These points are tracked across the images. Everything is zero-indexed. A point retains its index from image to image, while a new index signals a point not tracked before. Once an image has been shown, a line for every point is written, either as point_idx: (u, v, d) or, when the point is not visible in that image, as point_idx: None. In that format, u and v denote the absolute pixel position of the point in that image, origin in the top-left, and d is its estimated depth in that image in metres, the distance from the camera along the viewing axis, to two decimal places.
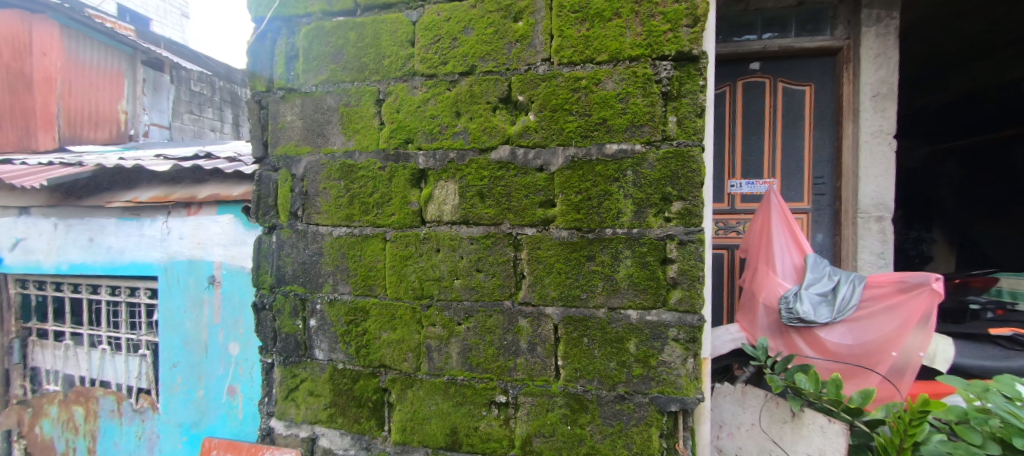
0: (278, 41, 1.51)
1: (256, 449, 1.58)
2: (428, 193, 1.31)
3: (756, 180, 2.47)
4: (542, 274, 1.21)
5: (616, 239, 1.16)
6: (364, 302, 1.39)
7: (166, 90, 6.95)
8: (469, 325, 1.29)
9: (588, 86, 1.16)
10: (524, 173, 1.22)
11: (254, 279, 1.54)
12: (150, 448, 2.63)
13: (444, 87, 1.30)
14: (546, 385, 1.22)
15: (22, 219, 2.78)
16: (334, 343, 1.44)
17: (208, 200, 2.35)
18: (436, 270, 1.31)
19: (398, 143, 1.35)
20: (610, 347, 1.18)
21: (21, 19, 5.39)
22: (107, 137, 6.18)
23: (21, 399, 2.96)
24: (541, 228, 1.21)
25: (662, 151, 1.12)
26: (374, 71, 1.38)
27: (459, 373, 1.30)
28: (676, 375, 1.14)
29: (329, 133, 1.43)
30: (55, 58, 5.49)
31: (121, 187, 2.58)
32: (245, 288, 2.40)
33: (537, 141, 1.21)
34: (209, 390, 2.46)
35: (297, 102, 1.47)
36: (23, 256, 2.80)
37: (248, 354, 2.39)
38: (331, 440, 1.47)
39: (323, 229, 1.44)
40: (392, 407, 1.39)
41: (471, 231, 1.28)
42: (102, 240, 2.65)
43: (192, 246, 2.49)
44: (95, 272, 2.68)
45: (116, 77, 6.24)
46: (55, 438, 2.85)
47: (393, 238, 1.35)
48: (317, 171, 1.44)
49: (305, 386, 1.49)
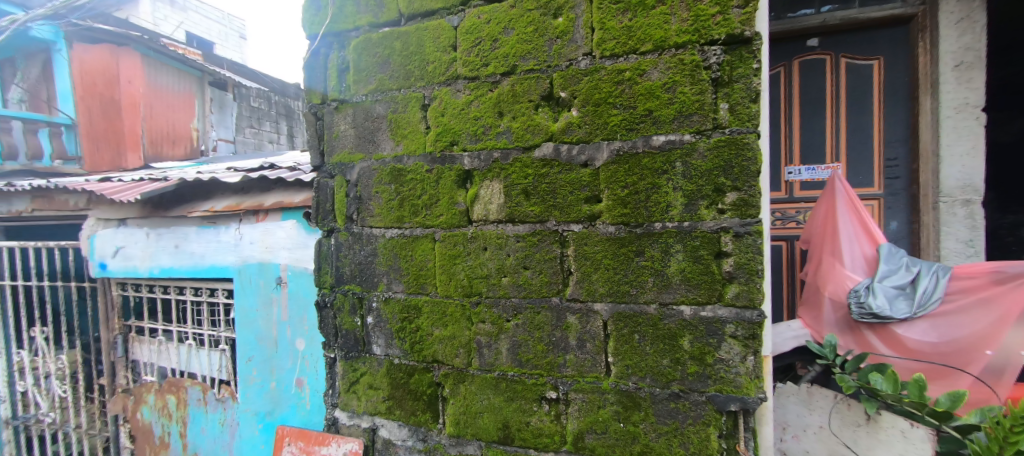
0: (331, 56, 1.61)
1: (323, 438, 1.70)
2: (474, 193, 1.35)
3: (817, 165, 2.30)
4: (589, 270, 1.21)
5: (666, 233, 1.13)
6: (416, 300, 1.46)
7: (230, 107, 7.62)
8: (518, 321, 1.31)
9: (633, 78, 1.14)
10: (569, 170, 1.22)
11: (316, 280, 1.65)
12: (232, 434, 2.91)
13: (486, 89, 1.33)
14: (597, 382, 1.22)
15: (121, 229, 3.16)
16: (390, 339, 1.52)
17: (274, 207, 2.55)
18: (484, 268, 1.34)
19: (444, 146, 1.39)
20: (663, 344, 1.15)
21: (110, 52, 6.07)
22: (183, 153, 6.87)
23: (125, 388, 3.35)
24: (588, 225, 1.21)
25: (714, 140, 1.08)
26: (420, 77, 1.43)
27: (510, 369, 1.33)
28: (735, 374, 1.09)
29: (379, 139, 1.50)
30: (138, 84, 6.15)
31: (199, 198, 2.85)
32: (309, 287, 2.59)
33: (581, 137, 1.20)
34: (280, 381, 2.69)
35: (349, 112, 1.56)
36: (123, 262, 3.17)
37: (313, 350, 2.58)
38: (390, 431, 1.55)
39: (377, 231, 1.52)
40: (445, 401, 1.44)
41: (518, 229, 1.29)
42: (187, 247, 2.95)
43: (261, 250, 2.71)
44: (181, 276, 2.98)
45: (188, 98, 6.89)
46: (154, 423, 3.22)
47: (442, 238, 1.40)
48: (369, 176, 1.52)
49: (365, 379, 1.58)
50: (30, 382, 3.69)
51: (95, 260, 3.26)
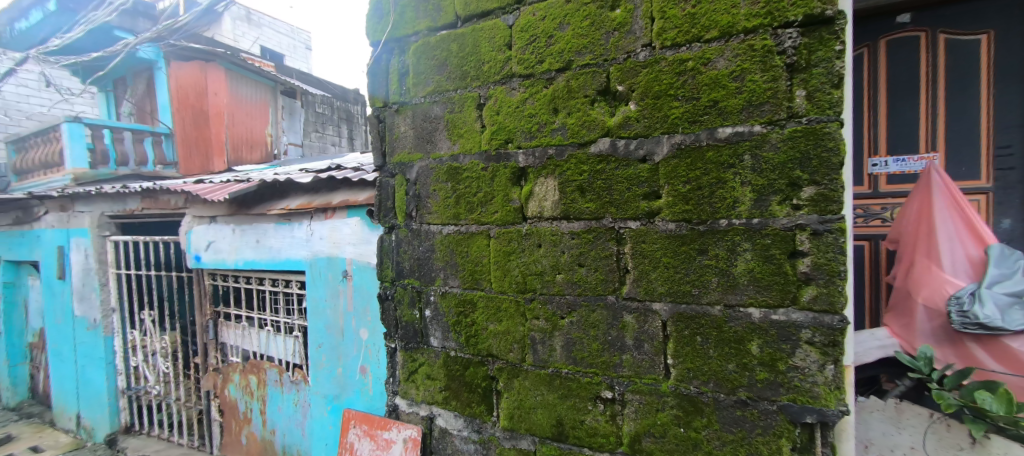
0: (391, 61, 1.69)
1: (384, 423, 1.79)
2: (529, 190, 1.35)
3: (908, 156, 2.07)
4: (647, 268, 1.18)
5: (732, 231, 1.07)
6: (472, 295, 1.49)
7: (299, 113, 8.26)
8: (573, 319, 1.30)
9: (696, 67, 1.09)
10: (626, 165, 1.19)
11: (379, 273, 1.75)
12: (304, 414, 3.18)
13: (541, 86, 1.33)
14: (655, 384, 1.18)
15: (212, 226, 3.54)
16: (446, 332, 1.57)
17: (341, 205, 2.74)
18: (539, 265, 1.35)
19: (499, 144, 1.41)
20: (728, 348, 1.09)
21: (200, 68, 6.82)
22: (258, 158, 7.52)
23: (215, 367, 3.74)
24: (646, 221, 1.17)
25: (788, 130, 1.00)
26: (475, 77, 1.47)
27: (565, 366, 1.32)
28: (811, 383, 1.01)
29: (436, 139, 1.56)
30: (223, 96, 6.83)
31: (276, 197, 3.12)
32: (372, 281, 2.75)
33: (638, 131, 1.17)
34: (346, 367, 2.89)
35: (408, 114, 1.63)
36: (213, 254, 3.55)
37: (375, 340, 2.74)
38: (447, 420, 1.60)
39: (434, 228, 1.58)
40: (499, 395, 1.46)
41: (572, 226, 1.28)
42: (266, 242, 3.25)
43: (329, 245, 2.91)
44: (261, 268, 3.28)
45: (263, 106, 7.55)
46: (239, 399, 3.58)
47: (497, 235, 1.42)
48: (427, 175, 1.58)
49: (423, 370, 1.65)
50: (141, 358, 4.24)
51: (191, 253, 3.67)
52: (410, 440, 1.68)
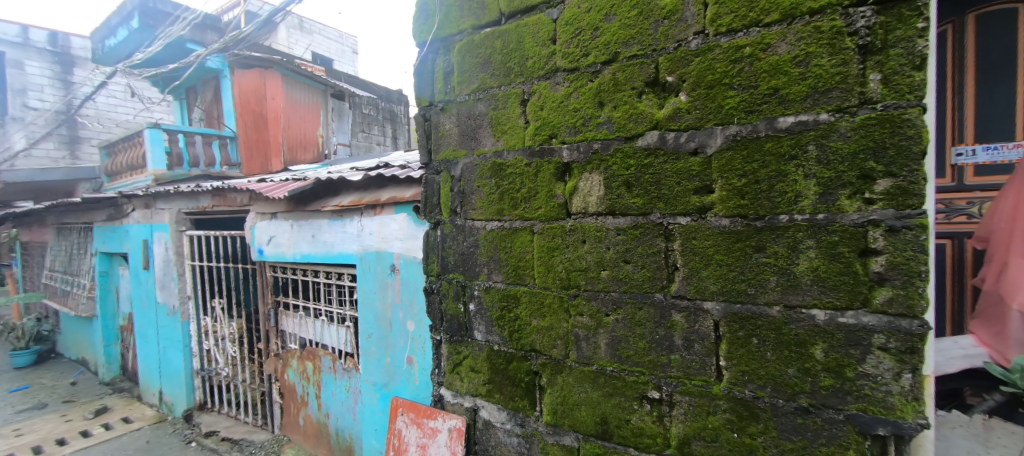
0: (437, 61, 1.73)
1: (430, 412, 1.86)
2: (573, 186, 1.34)
3: (1000, 144, 1.97)
4: (698, 266, 1.13)
5: (794, 227, 1.00)
6: (516, 290, 1.51)
7: (347, 115, 8.70)
8: (618, 316, 1.27)
9: (754, 53, 1.03)
10: (676, 159, 1.15)
11: (424, 268, 1.80)
12: (355, 400, 3.36)
13: (586, 79, 1.31)
14: (706, 387, 1.14)
15: (273, 221, 3.80)
16: (490, 326, 1.60)
17: (389, 201, 2.86)
18: (583, 261, 1.33)
19: (543, 140, 1.41)
20: (788, 351, 1.03)
21: (260, 75, 7.31)
22: (311, 158, 7.94)
23: (275, 352, 4.03)
24: (697, 217, 1.13)
25: (860, 118, 0.92)
26: (519, 73, 1.47)
27: (611, 364, 1.30)
28: (885, 393, 0.93)
29: (481, 136, 1.58)
30: (280, 100, 7.28)
31: (329, 194, 3.30)
32: (418, 275, 2.85)
33: (690, 123, 1.13)
34: (393, 357, 3.01)
35: (453, 112, 1.66)
36: (274, 248, 3.80)
37: (421, 331, 2.84)
38: (490, 413, 1.63)
39: (478, 223, 1.60)
40: (543, 390, 1.47)
41: (618, 222, 1.26)
42: (321, 237, 3.44)
43: (377, 240, 3.04)
44: (317, 261, 3.49)
45: (315, 109, 7.98)
46: (297, 383, 3.84)
47: (541, 230, 1.42)
48: (471, 171, 1.61)
49: (467, 362, 1.69)
50: (212, 342, 4.64)
51: (255, 247, 3.96)
52: (454, 430, 1.72)
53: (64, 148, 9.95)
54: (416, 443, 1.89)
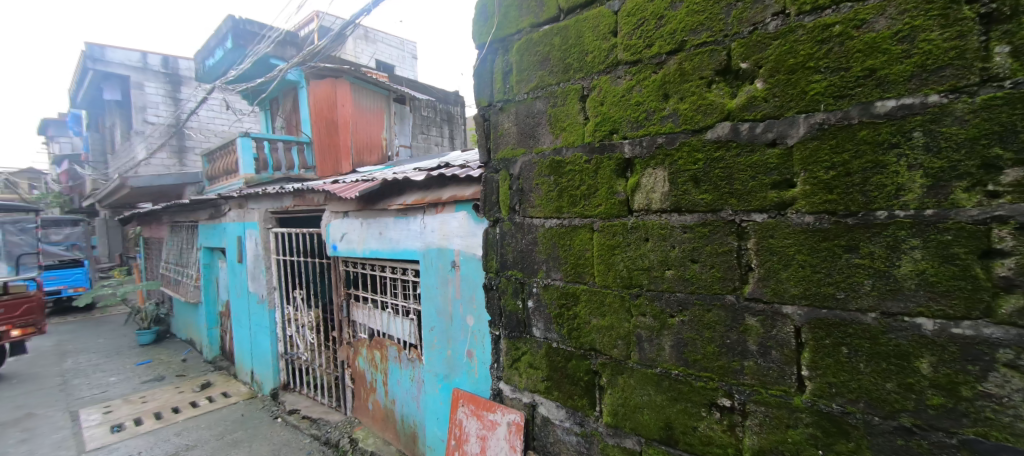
0: (496, 61, 1.75)
1: (490, 405, 1.90)
2: (636, 182, 1.30)
3: None
4: (776, 266, 1.05)
5: (894, 225, 0.89)
6: (575, 288, 1.49)
7: (407, 118, 9.15)
8: (684, 318, 1.22)
9: (845, 32, 0.93)
10: (751, 151, 1.07)
11: (484, 265, 1.83)
12: (419, 389, 3.53)
13: (650, 71, 1.26)
14: (785, 397, 1.05)
15: (345, 220, 4.09)
16: (548, 324, 1.60)
17: (450, 200, 2.96)
18: (646, 260, 1.29)
19: (604, 135, 1.37)
20: (886, 364, 0.92)
21: (330, 84, 7.83)
22: (376, 160, 8.39)
23: (347, 340, 4.34)
24: (775, 214, 1.04)
25: (982, 99, 0.80)
26: (579, 69, 1.45)
27: (677, 367, 1.25)
28: (1012, 417, 0.81)
29: (539, 134, 1.57)
30: (348, 106, 7.76)
31: (395, 194, 3.49)
32: (478, 271, 2.92)
33: (767, 112, 1.04)
34: (454, 350, 3.12)
35: (512, 111, 1.67)
36: (346, 245, 4.09)
37: (481, 326, 2.92)
38: (549, 410, 1.63)
39: (537, 221, 1.60)
40: (603, 391, 1.44)
41: (685, 219, 1.20)
42: (388, 234, 3.64)
43: (439, 237, 3.16)
44: (384, 257, 3.70)
45: (380, 114, 8.42)
46: (367, 370, 4.11)
47: (601, 228, 1.39)
48: (530, 170, 1.61)
49: (526, 358, 1.70)
50: (293, 329, 5.11)
51: (330, 243, 4.28)
52: (513, 424, 1.75)
53: (175, 157, 11.45)
54: (477, 434, 1.95)
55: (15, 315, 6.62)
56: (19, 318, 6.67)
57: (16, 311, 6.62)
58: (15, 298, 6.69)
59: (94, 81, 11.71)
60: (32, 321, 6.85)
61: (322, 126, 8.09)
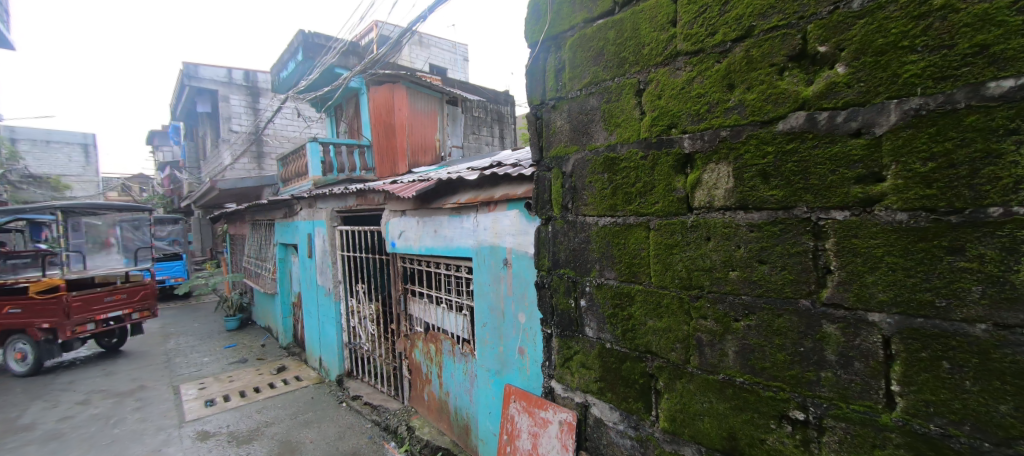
0: (548, 59, 1.73)
1: (542, 402, 1.90)
2: (696, 178, 1.23)
3: None
4: (861, 268, 0.95)
5: (1010, 223, 0.78)
6: (629, 288, 1.45)
7: (459, 119, 9.41)
8: (750, 322, 1.15)
9: (948, 4, 0.82)
10: (831, 142, 0.98)
11: (536, 263, 1.83)
12: (472, 382, 3.62)
13: (712, 61, 1.19)
14: (870, 414, 0.96)
15: (403, 218, 4.28)
16: (602, 323, 1.57)
17: (503, 199, 2.99)
18: (707, 260, 1.22)
19: (661, 130, 1.32)
20: (999, 382, 0.81)
21: (387, 89, 8.15)
22: (431, 160, 8.66)
23: (404, 333, 4.54)
24: (859, 212, 0.95)
25: None
26: (634, 63, 1.40)
27: (742, 375, 1.18)
28: None
29: (593, 131, 1.55)
30: (404, 109, 8.03)
31: (450, 193, 3.60)
32: (530, 269, 2.93)
33: (850, 99, 0.95)
34: (506, 346, 3.16)
35: (564, 109, 1.65)
36: (404, 242, 4.28)
37: (532, 324, 2.93)
38: (602, 411, 1.60)
39: (590, 219, 1.57)
40: (659, 395, 1.39)
41: (751, 217, 1.12)
42: (442, 231, 3.76)
43: (492, 235, 3.21)
44: (439, 254, 3.83)
45: (433, 116, 8.68)
46: (423, 362, 4.29)
47: (657, 226, 1.34)
48: (583, 167, 1.58)
49: (578, 358, 1.68)
50: (355, 320, 5.44)
51: (389, 240, 4.50)
52: (565, 423, 1.74)
53: (254, 162, 12.61)
54: (528, 430, 1.96)
55: (135, 300, 7.67)
56: (137, 303, 7.73)
57: (135, 297, 7.69)
58: (134, 286, 7.76)
59: (189, 96, 13.20)
60: (148, 306, 7.93)
61: (380, 129, 8.43)
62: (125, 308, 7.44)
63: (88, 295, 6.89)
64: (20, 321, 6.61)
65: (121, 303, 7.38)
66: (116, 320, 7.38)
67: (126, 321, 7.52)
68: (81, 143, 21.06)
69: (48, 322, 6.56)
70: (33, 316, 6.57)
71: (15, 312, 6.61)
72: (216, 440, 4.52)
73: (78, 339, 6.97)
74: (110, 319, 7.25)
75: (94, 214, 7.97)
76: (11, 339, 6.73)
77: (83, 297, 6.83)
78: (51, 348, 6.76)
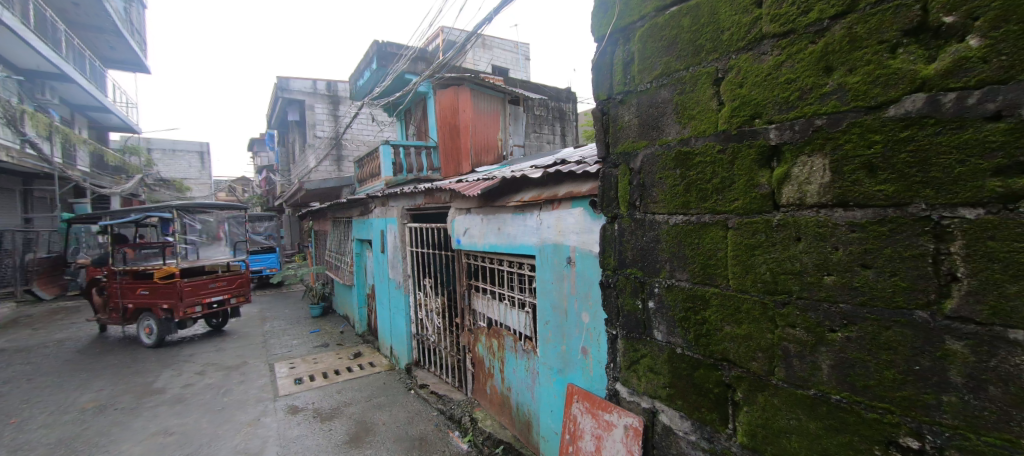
0: (616, 52, 1.67)
1: (606, 405, 1.85)
2: (785, 172, 1.13)
3: None
4: (999, 277, 0.82)
5: None
6: (703, 291, 1.36)
7: (521, 118, 9.49)
8: (849, 334, 1.03)
9: None
10: (961, 129, 0.84)
11: (601, 261, 1.77)
12: (534, 379, 3.64)
13: (806, 42, 1.08)
14: (1010, 449, 0.84)
15: (468, 216, 4.40)
16: (672, 327, 1.48)
17: (567, 197, 2.96)
18: (796, 263, 1.11)
19: (743, 121, 1.22)
20: None
21: (452, 91, 8.37)
22: (493, 160, 8.82)
23: (468, 327, 4.67)
24: (996, 210, 0.82)
25: None
26: (712, 50, 1.31)
27: (839, 392, 1.06)
28: None
29: (664, 124, 1.47)
30: (468, 111, 8.21)
31: (514, 191, 3.65)
32: (594, 268, 2.87)
33: (987, 77, 0.82)
34: (569, 346, 3.14)
35: (633, 103, 1.59)
36: (469, 239, 4.40)
37: (596, 324, 2.87)
38: (672, 419, 1.52)
39: (660, 217, 1.49)
40: (737, 407, 1.30)
41: (852, 216, 1.01)
42: (506, 229, 3.82)
43: (555, 233, 3.19)
44: (502, 251, 3.89)
45: (496, 116, 8.81)
46: (485, 356, 4.39)
47: (737, 225, 1.24)
48: (653, 162, 1.51)
49: (645, 361, 1.61)
50: (422, 313, 5.70)
51: (455, 237, 4.65)
52: (630, 428, 1.68)
53: (335, 164, 13.73)
54: (592, 432, 1.92)
55: (234, 287, 8.68)
56: (236, 290, 8.75)
57: (234, 284, 8.69)
58: (233, 274, 8.78)
59: (282, 107, 14.71)
60: (243, 292, 8.89)
61: (445, 130, 8.70)
62: (225, 293, 8.45)
63: (197, 281, 7.95)
64: (148, 301, 7.86)
65: (222, 289, 8.40)
66: (219, 303, 8.42)
67: (227, 304, 8.53)
68: (198, 151, 24.38)
69: (167, 304, 7.67)
70: (157, 297, 7.75)
71: (145, 293, 7.87)
72: (303, 415, 5.01)
73: (190, 319, 8.03)
74: (214, 302, 8.29)
75: (204, 211, 9.08)
76: (143, 316, 8.00)
77: (194, 282, 7.87)
78: (168, 325, 7.88)
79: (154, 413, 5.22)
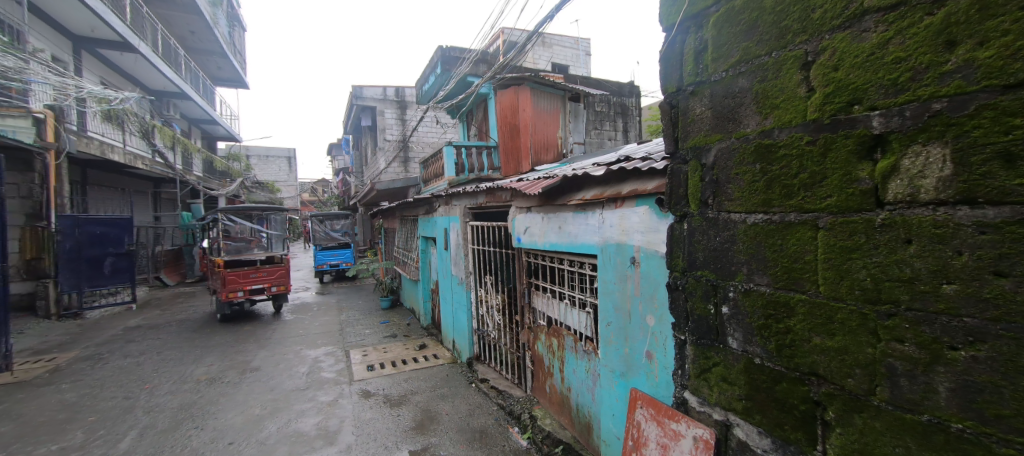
0: (687, 41, 1.57)
1: (673, 414, 1.75)
2: (892, 165, 0.99)
3: None
4: None
5: None
6: (788, 297, 1.24)
7: (581, 115, 9.35)
8: (977, 353, 0.88)
9: None
10: None
11: (668, 263, 1.68)
12: (595, 381, 3.56)
13: (921, 14, 0.93)
14: None
15: (528, 215, 4.42)
16: (749, 335, 1.37)
17: (631, 195, 2.85)
18: (905, 269, 0.97)
19: (839, 108, 1.09)
20: None
21: (512, 90, 8.40)
22: (552, 158, 8.77)
23: (528, 325, 4.68)
24: None
25: None
26: (800, 31, 1.19)
27: (963, 420, 0.91)
28: None
29: (742, 116, 1.36)
30: (527, 110, 8.21)
31: (576, 189, 3.60)
32: (660, 269, 2.73)
33: None
34: (633, 349, 3.02)
35: (705, 94, 1.49)
36: (529, 238, 4.42)
37: (663, 328, 2.73)
38: (749, 434, 1.41)
39: (736, 216, 1.38)
40: (828, 427, 1.17)
41: (983, 215, 0.86)
42: (566, 228, 3.78)
43: (619, 232, 3.09)
44: (563, 250, 3.86)
45: (555, 114, 8.75)
46: (545, 355, 4.38)
47: (829, 225, 1.11)
48: (727, 157, 1.40)
49: (718, 370, 1.50)
50: (483, 309, 5.82)
51: (515, 236, 4.70)
52: (700, 440, 1.58)
53: (402, 165, 14.48)
54: (657, 441, 1.83)
55: (275, 277, 9.21)
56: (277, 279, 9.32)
57: (275, 274, 9.23)
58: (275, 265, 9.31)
59: (356, 113, 15.85)
60: (284, 282, 9.39)
61: (504, 129, 8.77)
62: (266, 282, 9.02)
63: (239, 270, 8.63)
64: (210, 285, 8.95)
65: (263, 278, 8.98)
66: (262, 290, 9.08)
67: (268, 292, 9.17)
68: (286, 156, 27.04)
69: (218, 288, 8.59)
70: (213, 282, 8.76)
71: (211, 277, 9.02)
72: (375, 400, 5.36)
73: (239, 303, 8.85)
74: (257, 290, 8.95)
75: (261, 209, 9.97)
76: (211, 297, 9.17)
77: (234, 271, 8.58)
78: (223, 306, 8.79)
79: (252, 388, 5.88)
